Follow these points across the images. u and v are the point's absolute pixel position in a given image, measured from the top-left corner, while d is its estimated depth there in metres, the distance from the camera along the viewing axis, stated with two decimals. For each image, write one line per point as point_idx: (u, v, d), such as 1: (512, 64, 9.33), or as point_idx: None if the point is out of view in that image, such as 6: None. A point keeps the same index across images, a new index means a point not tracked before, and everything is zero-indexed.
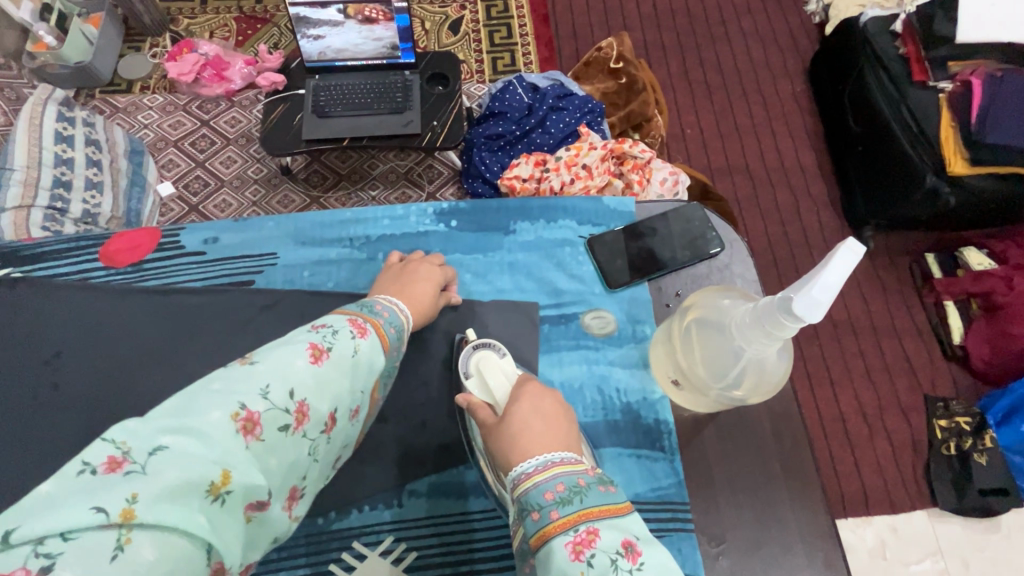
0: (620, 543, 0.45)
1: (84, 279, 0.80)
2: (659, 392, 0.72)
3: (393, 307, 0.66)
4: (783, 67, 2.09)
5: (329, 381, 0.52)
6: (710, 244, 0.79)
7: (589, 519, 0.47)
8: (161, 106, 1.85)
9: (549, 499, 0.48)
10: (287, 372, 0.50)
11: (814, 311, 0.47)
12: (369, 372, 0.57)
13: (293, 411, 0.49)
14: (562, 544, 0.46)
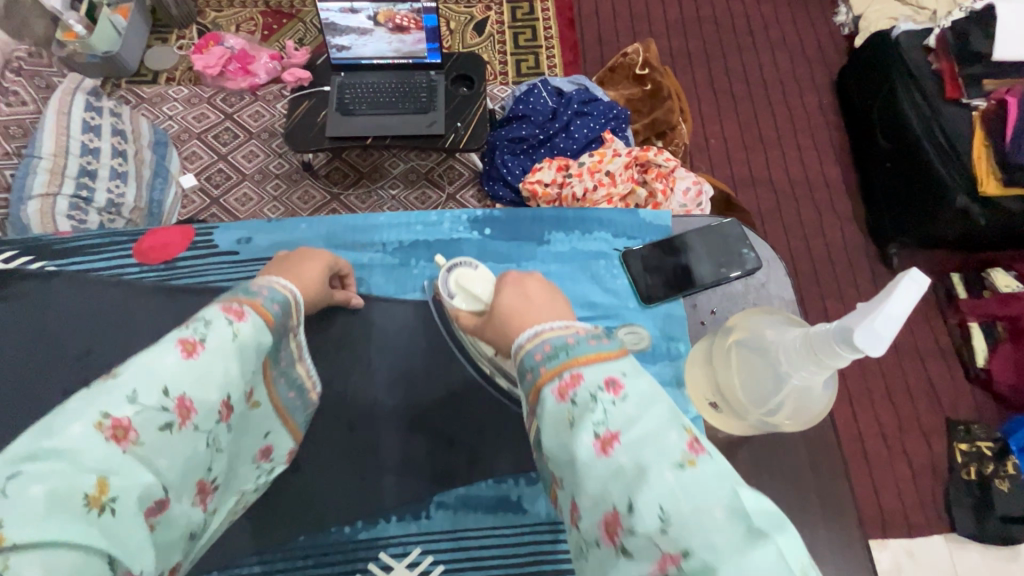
0: (602, 378, 0.45)
1: (117, 275, 0.78)
2: (692, 413, 0.67)
3: (280, 285, 0.59)
4: (810, 78, 2.07)
5: (216, 369, 0.48)
6: (749, 260, 0.75)
7: (571, 362, 0.47)
8: (185, 98, 1.86)
9: (538, 356, 0.48)
10: (155, 370, 0.46)
11: (876, 342, 0.45)
12: (260, 353, 0.54)
13: (173, 404, 0.45)
14: (549, 388, 0.46)
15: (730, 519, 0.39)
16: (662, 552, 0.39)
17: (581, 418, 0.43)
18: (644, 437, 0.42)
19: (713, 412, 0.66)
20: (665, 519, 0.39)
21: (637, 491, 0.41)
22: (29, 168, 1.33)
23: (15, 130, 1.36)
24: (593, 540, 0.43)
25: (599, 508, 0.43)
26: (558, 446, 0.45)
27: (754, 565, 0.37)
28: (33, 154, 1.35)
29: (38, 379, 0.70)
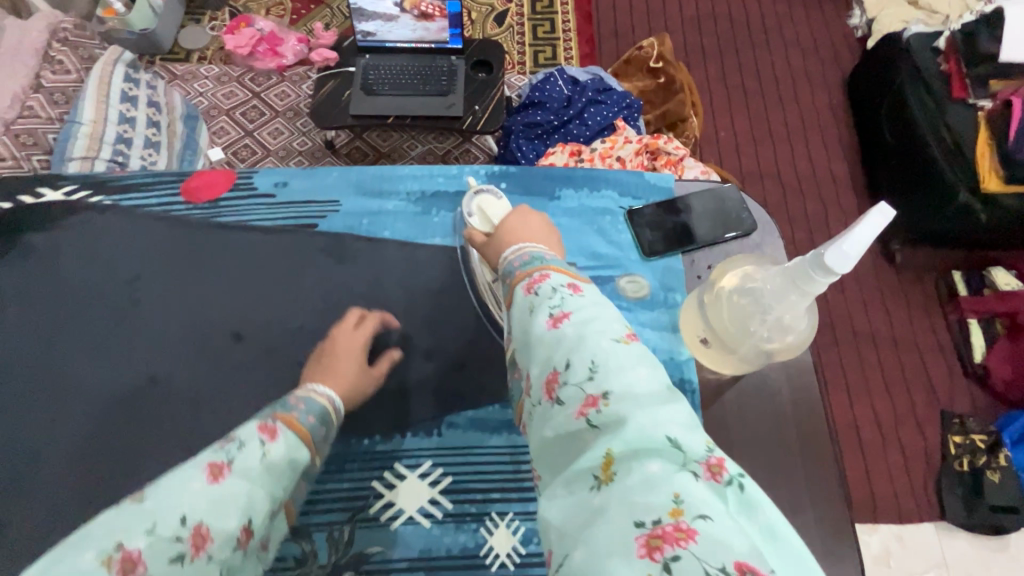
0: (564, 280, 0.52)
1: (166, 211, 0.77)
2: (686, 353, 0.71)
3: (313, 402, 0.61)
4: (821, 78, 2.11)
5: (238, 493, 0.48)
6: (744, 222, 0.79)
7: (543, 267, 0.54)
8: (216, 76, 1.93)
9: (517, 264, 0.56)
10: (177, 500, 0.46)
11: (842, 264, 0.49)
12: (285, 475, 0.52)
13: (188, 532, 0.44)
14: (520, 285, 0.53)
15: (652, 383, 0.44)
16: (588, 399, 0.43)
17: (540, 297, 0.49)
18: (590, 317, 0.48)
19: (704, 347, 0.69)
20: (595, 372, 0.44)
21: (575, 352, 0.45)
22: (69, 134, 1.35)
23: (60, 97, 1.40)
24: (537, 402, 0.47)
25: (544, 373, 0.47)
26: (518, 328, 0.51)
27: (664, 414, 0.42)
28: (75, 120, 1.38)
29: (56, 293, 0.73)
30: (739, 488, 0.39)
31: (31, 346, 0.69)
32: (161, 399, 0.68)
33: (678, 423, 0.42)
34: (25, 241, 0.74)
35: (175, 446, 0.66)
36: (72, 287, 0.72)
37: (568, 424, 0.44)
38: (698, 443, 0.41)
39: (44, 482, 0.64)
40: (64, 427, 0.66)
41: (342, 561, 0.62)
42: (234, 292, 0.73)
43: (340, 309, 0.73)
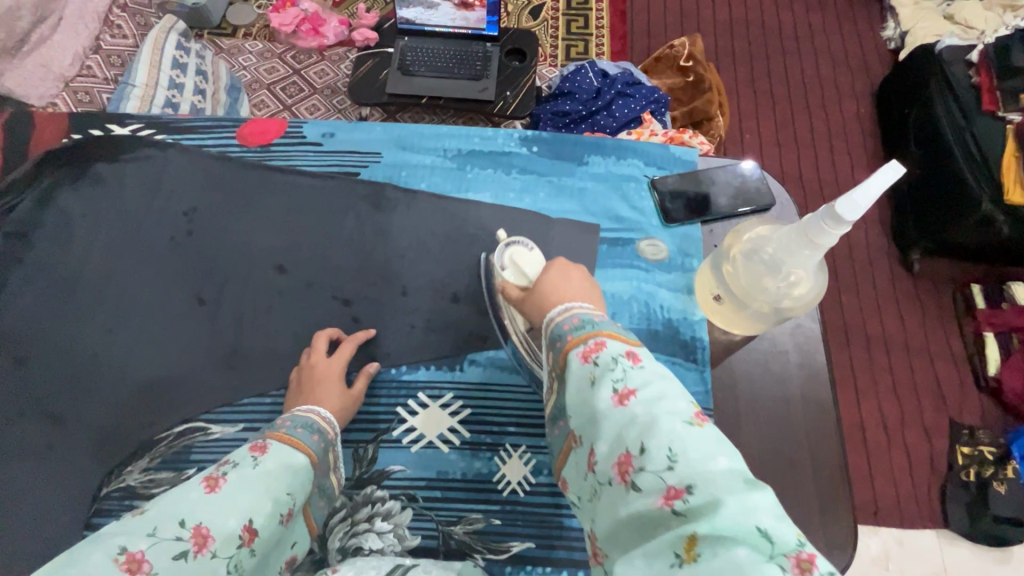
0: (624, 349, 0.48)
1: (223, 152, 0.83)
2: (700, 314, 0.75)
3: (310, 417, 0.60)
4: (850, 87, 2.12)
5: (240, 501, 0.47)
6: (763, 198, 0.83)
7: (598, 333, 0.50)
8: (260, 52, 2.00)
9: (567, 327, 0.52)
10: (175, 506, 0.45)
11: (852, 211, 0.53)
12: (287, 477, 0.52)
13: (189, 532, 0.44)
14: (575, 352, 0.50)
15: (735, 467, 0.40)
16: (669, 488, 0.40)
17: (601, 371, 0.46)
18: (659, 393, 0.44)
19: (717, 304, 0.73)
20: (673, 457, 0.40)
21: (648, 434, 0.42)
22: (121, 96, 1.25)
23: (117, 60, 1.33)
24: (607, 483, 0.44)
25: (614, 452, 0.44)
26: (581, 401, 0.48)
27: (754, 502, 0.37)
28: (127, 82, 1.30)
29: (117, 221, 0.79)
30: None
31: (94, 264, 0.76)
32: (211, 320, 0.73)
33: (772, 514, 0.37)
34: (94, 171, 0.80)
35: (221, 363, 0.71)
36: (134, 215, 0.79)
37: (646, 513, 0.40)
38: (795, 538, 0.37)
39: (103, 385, 0.70)
40: (121, 338, 0.72)
41: (365, 475, 0.66)
42: (280, 229, 0.78)
43: (376, 251, 0.78)
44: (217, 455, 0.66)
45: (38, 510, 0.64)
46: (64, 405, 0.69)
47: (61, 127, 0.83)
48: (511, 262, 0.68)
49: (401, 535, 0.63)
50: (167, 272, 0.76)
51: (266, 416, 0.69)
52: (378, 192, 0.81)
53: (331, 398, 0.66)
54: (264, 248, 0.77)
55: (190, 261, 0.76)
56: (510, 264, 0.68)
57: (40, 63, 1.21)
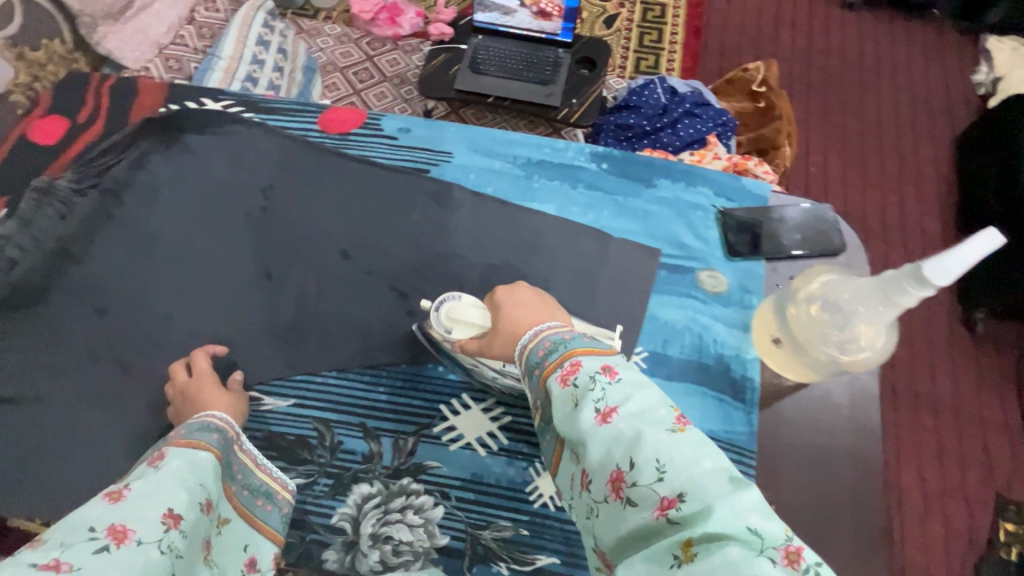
0: (599, 365, 0.51)
1: (303, 136, 0.86)
2: (753, 354, 0.73)
3: (205, 420, 0.59)
4: (930, 130, 2.03)
5: (152, 496, 0.47)
6: (833, 242, 0.80)
7: (572, 354, 0.53)
8: (337, 36, 2.06)
9: (542, 353, 0.55)
10: (75, 523, 0.44)
11: (941, 276, 0.52)
12: (194, 469, 0.52)
13: (103, 531, 0.43)
14: (554, 377, 0.53)
15: (719, 467, 0.44)
16: (662, 499, 0.43)
17: (581, 394, 0.48)
18: (639, 407, 0.47)
19: (776, 348, 0.72)
20: (662, 468, 0.44)
21: (636, 450, 0.45)
22: (208, 66, 1.25)
23: (206, 31, 1.35)
24: (601, 501, 0.47)
25: (604, 469, 0.47)
26: (565, 424, 0.50)
27: (741, 501, 0.41)
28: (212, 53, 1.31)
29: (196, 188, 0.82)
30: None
31: (176, 227, 0.80)
32: (275, 294, 0.76)
33: (758, 510, 0.41)
34: (184, 139, 0.84)
35: (280, 338, 0.74)
36: (215, 185, 0.82)
37: (643, 525, 0.44)
38: (781, 531, 0.40)
39: (171, 345, 0.74)
40: (191, 302, 0.76)
41: (402, 466, 0.68)
42: (349, 215, 0.81)
43: (436, 248, 0.79)
44: (271, 425, 0.70)
45: (100, 452, 0.68)
46: (135, 358, 0.73)
47: (159, 96, 0.88)
48: (452, 320, 0.67)
49: (430, 532, 0.64)
50: (239, 244, 0.79)
51: (317, 395, 0.72)
52: (445, 190, 0.82)
53: (224, 400, 0.66)
54: (331, 231, 0.80)
55: (261, 237, 0.80)
56: (454, 322, 0.67)
57: (139, 29, 1.26)
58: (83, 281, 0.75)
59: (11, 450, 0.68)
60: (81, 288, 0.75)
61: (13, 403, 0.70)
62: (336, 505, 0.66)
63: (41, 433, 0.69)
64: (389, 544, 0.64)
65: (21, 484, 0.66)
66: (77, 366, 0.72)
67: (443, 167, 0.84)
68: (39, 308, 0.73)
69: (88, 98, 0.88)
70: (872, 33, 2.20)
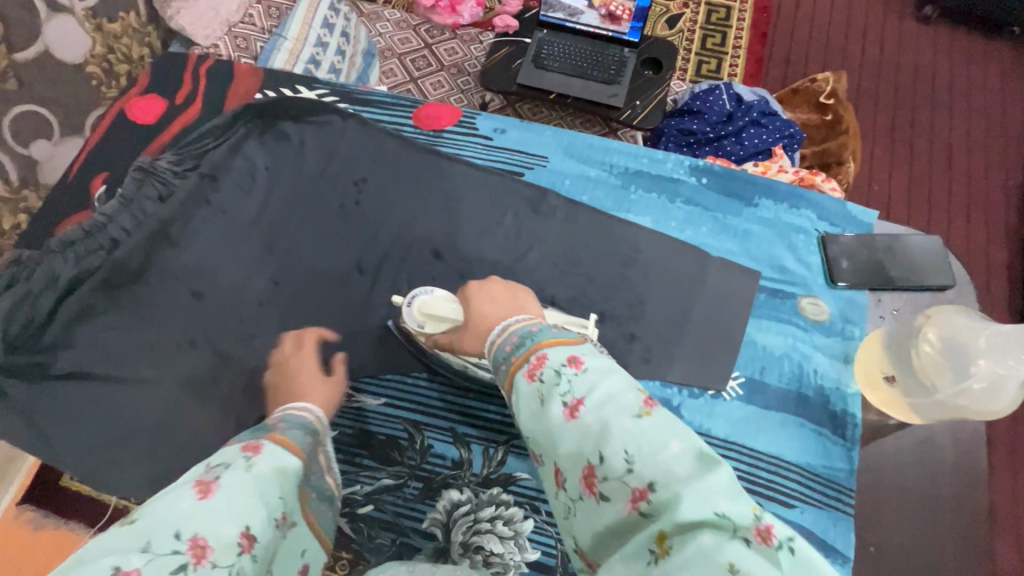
0: (565, 356, 0.46)
1: (397, 131, 0.85)
2: (854, 388, 0.71)
3: (298, 420, 0.55)
4: (1002, 154, 1.94)
5: (239, 505, 0.41)
6: (942, 277, 0.76)
7: (538, 347, 0.49)
8: (396, 22, 2.01)
9: (511, 350, 0.51)
10: (164, 517, 0.38)
11: None
12: (279, 480, 0.46)
13: (186, 543, 0.37)
14: (522, 374, 0.48)
15: (688, 448, 0.38)
16: (633, 491, 0.38)
17: (544, 388, 0.44)
18: (603, 393, 0.42)
19: (888, 386, 0.69)
20: (630, 458, 0.38)
21: (601, 441, 0.40)
22: (272, 45, 1.08)
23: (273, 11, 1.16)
24: (577, 499, 0.42)
25: (575, 466, 0.42)
26: (533, 421, 0.45)
27: (712, 483, 0.36)
28: (279, 34, 1.10)
29: (289, 177, 0.82)
30: (793, 554, 0.33)
31: (271, 217, 0.79)
32: (368, 291, 0.76)
33: (728, 494, 0.36)
34: (281, 127, 0.84)
35: (371, 335, 0.74)
36: (310, 175, 0.82)
37: (618, 521, 0.39)
38: (751, 511, 0.35)
39: (264, 335, 0.73)
40: (285, 292, 0.75)
41: (491, 475, 0.67)
42: (442, 215, 0.80)
43: (530, 255, 0.77)
44: (361, 423, 0.69)
45: (193, 439, 0.68)
46: (229, 345, 0.72)
47: (256, 83, 0.88)
48: (425, 315, 0.70)
49: (521, 545, 0.64)
50: (332, 237, 0.79)
51: (407, 397, 0.71)
52: (540, 195, 0.81)
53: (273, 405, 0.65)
54: (424, 231, 0.79)
55: (354, 231, 0.79)
56: (426, 317, 0.70)
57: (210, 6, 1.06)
58: (181, 264, 0.76)
59: (110, 431, 0.68)
60: (177, 272, 0.75)
61: (111, 381, 0.70)
62: (426, 510, 0.65)
63: (141, 414, 0.69)
64: (479, 554, 0.63)
65: (119, 466, 0.67)
66: (173, 350, 0.72)
67: (537, 171, 0.83)
68: (137, 288, 0.73)
69: (187, 82, 0.88)
70: (947, 50, 2.11)
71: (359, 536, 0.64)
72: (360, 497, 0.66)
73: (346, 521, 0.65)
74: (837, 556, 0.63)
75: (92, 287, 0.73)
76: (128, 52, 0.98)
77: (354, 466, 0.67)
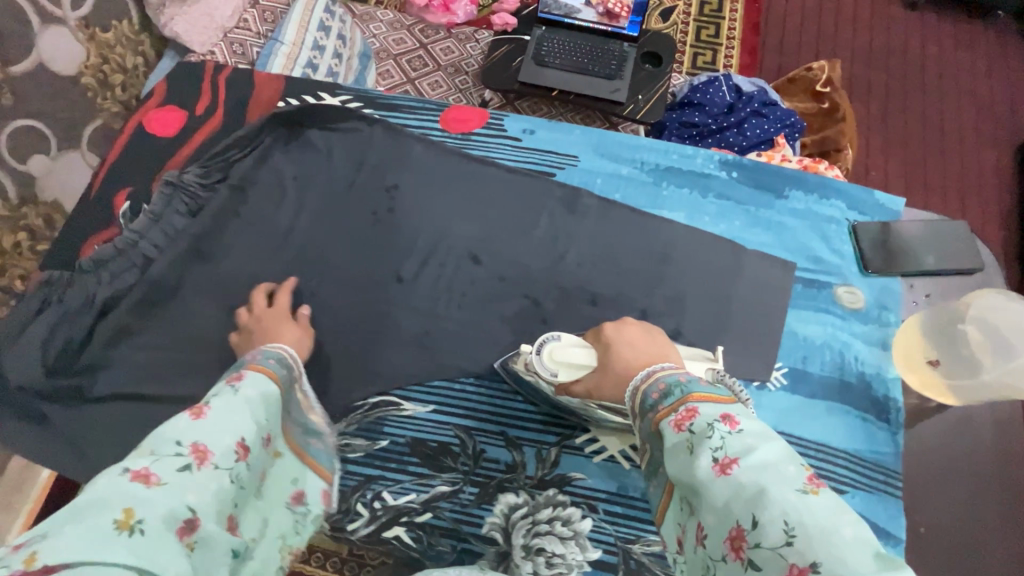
0: (718, 411, 0.43)
1: (425, 136, 0.85)
2: (894, 373, 0.72)
3: (274, 352, 0.57)
4: (991, 137, 1.99)
5: (229, 419, 0.45)
6: (971, 260, 0.78)
7: (687, 397, 0.46)
8: (390, 22, 1.92)
9: (653, 395, 0.49)
10: (165, 429, 0.42)
11: None
12: (267, 403, 0.50)
13: (187, 447, 0.41)
14: (666, 420, 0.45)
15: (864, 538, 0.34)
16: (793, 569, 0.34)
17: (695, 440, 0.41)
18: (764, 458, 0.39)
19: (932, 369, 0.71)
20: (791, 531, 0.35)
21: (759, 508, 0.37)
22: (269, 50, 1.04)
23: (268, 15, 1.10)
24: (718, 559, 0.39)
25: (722, 527, 0.39)
26: (676, 470, 0.43)
27: None
28: (275, 39, 1.04)
29: (318, 186, 0.81)
30: None
31: (304, 226, 0.78)
32: (408, 298, 0.76)
33: None
34: (306, 135, 0.83)
35: (415, 342, 0.74)
36: (341, 184, 0.81)
37: None
38: None
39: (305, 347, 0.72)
40: (323, 303, 0.75)
41: (546, 477, 0.67)
42: (477, 218, 0.79)
43: (568, 255, 0.78)
44: (411, 432, 0.69)
45: None
46: None
47: (278, 91, 0.87)
48: (556, 362, 0.63)
49: (582, 545, 0.64)
50: (366, 245, 0.78)
51: (456, 403, 0.71)
52: (573, 195, 0.81)
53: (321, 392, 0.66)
54: (460, 235, 0.78)
55: (389, 238, 0.78)
56: (558, 365, 0.63)
57: (206, 13, 1.01)
58: (215, 278, 0.74)
59: None
60: (213, 286, 0.74)
61: (152, 400, 0.68)
62: (484, 515, 0.65)
63: None
64: (542, 556, 0.63)
65: None
66: (214, 367, 0.70)
67: (569, 170, 0.83)
68: (174, 305, 0.72)
69: (206, 92, 0.87)
70: (934, 35, 2.14)
71: (419, 544, 0.64)
72: (417, 505, 0.66)
73: (405, 530, 0.64)
74: (891, 538, 0.64)
75: (129, 305, 0.72)
76: (123, 62, 0.94)
77: (408, 475, 0.67)
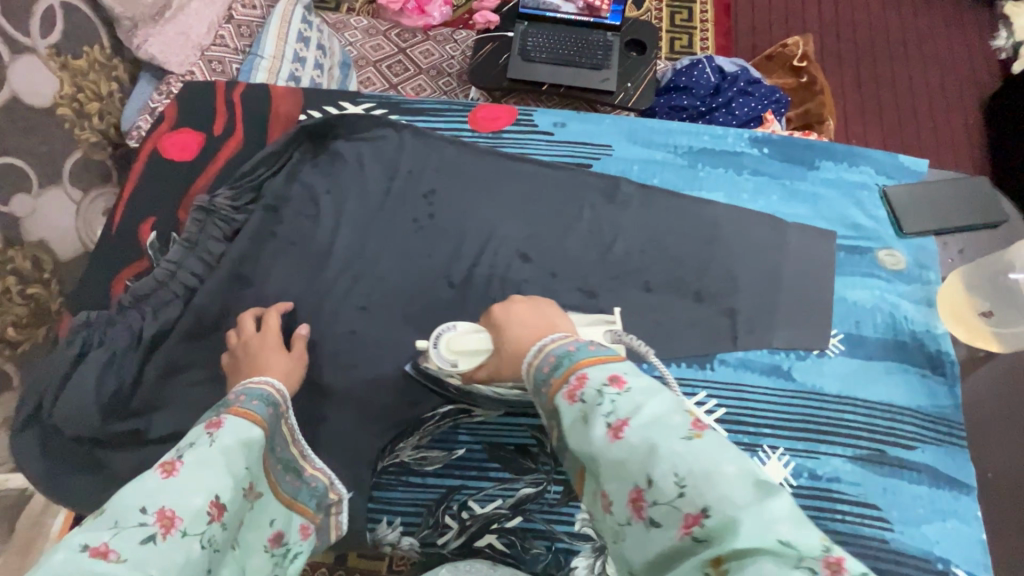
0: (606, 374, 0.41)
1: (456, 137, 0.83)
2: (942, 328, 0.74)
3: (260, 389, 0.50)
4: (958, 95, 2.03)
5: (200, 476, 0.39)
6: (999, 211, 0.80)
7: (576, 366, 0.43)
8: (365, 28, 1.80)
9: (546, 369, 0.45)
10: (132, 493, 0.37)
11: None
12: (251, 455, 0.44)
13: (152, 516, 0.36)
14: (560, 394, 0.42)
15: (743, 470, 0.35)
16: (685, 516, 0.35)
17: (586, 410, 0.38)
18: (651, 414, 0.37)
19: (985, 321, 0.74)
20: (682, 481, 0.35)
21: (651, 466, 0.36)
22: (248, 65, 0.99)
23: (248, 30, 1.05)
24: (625, 523, 0.38)
25: (621, 489, 0.38)
26: (574, 444, 0.41)
27: (772, 510, 0.33)
28: (255, 53, 1.00)
29: (352, 198, 0.78)
30: None
31: (344, 241, 0.76)
32: (460, 303, 0.74)
33: (789, 520, 0.33)
34: (333, 148, 0.81)
35: None
36: (376, 193, 0.79)
37: (670, 546, 0.35)
38: (818, 540, 0.32)
39: (366, 363, 0.70)
40: (375, 317, 0.73)
41: None
42: (522, 216, 0.78)
43: (616, 245, 0.77)
44: (486, 437, 0.68)
45: None
46: (331, 380, 0.69)
47: (295, 106, 0.84)
48: (455, 352, 0.59)
49: None
50: (411, 253, 0.76)
51: None
52: (613, 185, 0.81)
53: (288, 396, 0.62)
54: (506, 234, 0.77)
55: (434, 245, 0.77)
56: (457, 354, 0.59)
57: (180, 31, 0.95)
58: (260, 303, 0.72)
59: None
60: None
61: None
62: (574, 512, 0.65)
63: None
64: None
65: None
66: None
67: (605, 161, 0.83)
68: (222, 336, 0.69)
69: (221, 111, 0.83)
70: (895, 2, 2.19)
71: (513, 549, 0.64)
72: (506, 510, 0.65)
73: (497, 537, 0.64)
74: (963, 486, 0.67)
75: (176, 340, 0.69)
76: (99, 90, 0.88)
77: (490, 481, 0.66)
